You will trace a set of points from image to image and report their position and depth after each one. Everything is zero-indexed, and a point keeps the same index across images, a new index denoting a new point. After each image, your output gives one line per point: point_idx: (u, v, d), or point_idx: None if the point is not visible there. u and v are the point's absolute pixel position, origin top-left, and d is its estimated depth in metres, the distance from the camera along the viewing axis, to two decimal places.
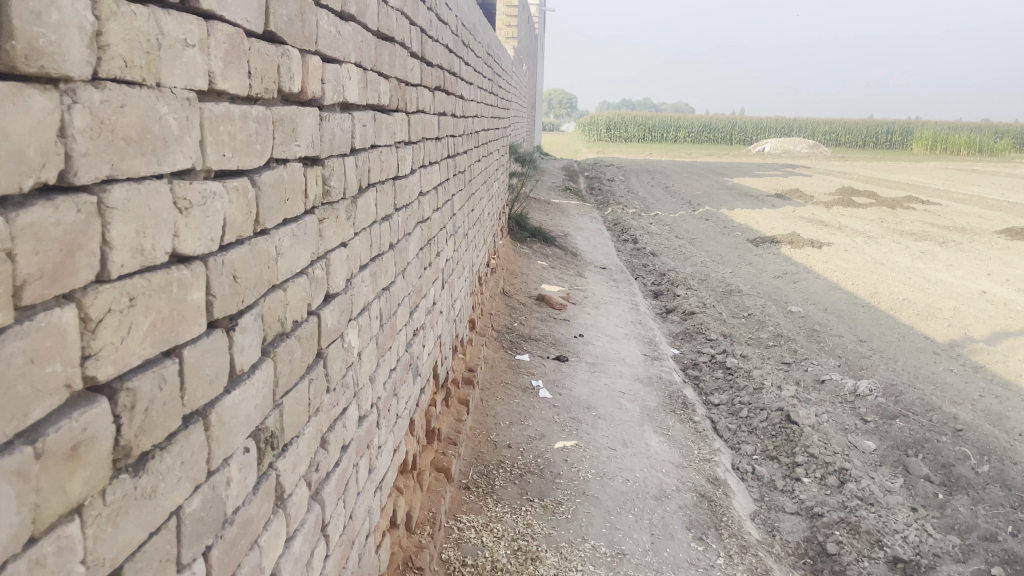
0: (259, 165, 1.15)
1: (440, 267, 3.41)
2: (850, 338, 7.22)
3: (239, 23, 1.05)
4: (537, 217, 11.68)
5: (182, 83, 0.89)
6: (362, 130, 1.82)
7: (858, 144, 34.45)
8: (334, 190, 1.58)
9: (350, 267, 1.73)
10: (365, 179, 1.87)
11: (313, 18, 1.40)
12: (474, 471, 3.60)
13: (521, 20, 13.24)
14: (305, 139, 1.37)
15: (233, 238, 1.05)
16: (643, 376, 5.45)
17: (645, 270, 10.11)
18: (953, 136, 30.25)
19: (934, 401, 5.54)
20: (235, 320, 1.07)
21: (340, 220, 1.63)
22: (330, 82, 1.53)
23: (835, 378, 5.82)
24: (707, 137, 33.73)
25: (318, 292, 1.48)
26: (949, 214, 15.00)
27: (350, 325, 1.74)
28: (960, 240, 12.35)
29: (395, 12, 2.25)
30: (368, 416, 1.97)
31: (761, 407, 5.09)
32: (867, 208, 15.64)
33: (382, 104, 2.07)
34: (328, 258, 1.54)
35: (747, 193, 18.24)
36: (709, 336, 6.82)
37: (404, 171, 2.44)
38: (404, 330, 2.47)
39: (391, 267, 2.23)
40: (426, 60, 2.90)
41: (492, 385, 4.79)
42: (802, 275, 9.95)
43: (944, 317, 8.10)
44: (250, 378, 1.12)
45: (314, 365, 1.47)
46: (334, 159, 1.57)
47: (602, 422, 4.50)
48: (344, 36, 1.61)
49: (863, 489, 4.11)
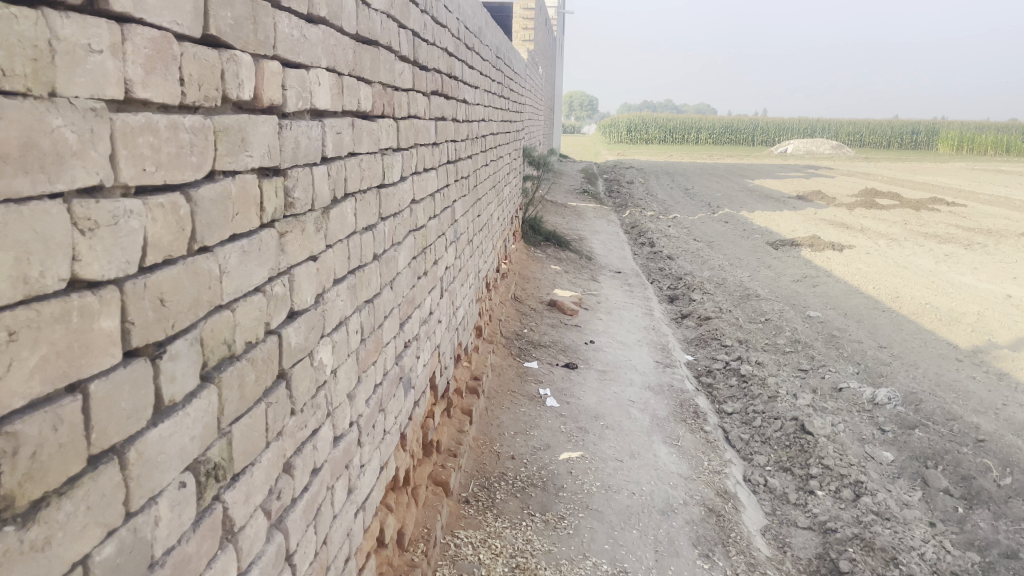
0: (196, 179, 1.07)
1: (439, 275, 3.33)
2: (870, 345, 7.04)
3: (167, 26, 0.97)
4: (553, 221, 11.58)
5: (86, 92, 0.82)
6: (336, 137, 1.74)
7: (882, 144, 33.95)
8: (299, 202, 1.50)
9: (322, 282, 1.65)
10: (340, 189, 1.79)
11: (270, 20, 1.32)
12: (474, 484, 3.52)
13: (537, 22, 13.14)
14: (259, 148, 1.29)
15: (160, 258, 0.97)
16: (654, 384, 5.33)
17: (661, 273, 9.98)
18: (979, 136, 29.72)
19: (956, 411, 5.37)
20: (163, 346, 0.99)
21: (308, 233, 1.55)
22: (292, 87, 1.45)
23: (853, 386, 5.67)
24: (728, 139, 33.41)
25: (278, 309, 1.40)
26: (975, 215, 14.69)
27: (322, 342, 1.66)
28: (986, 243, 12.07)
29: (380, 14, 2.17)
30: (347, 435, 1.89)
31: (775, 417, 4.96)
32: (890, 210, 15.36)
33: (363, 110, 1.99)
34: (292, 274, 1.46)
35: (768, 195, 17.99)
36: (724, 342, 6.69)
37: (392, 178, 2.36)
38: (392, 343, 2.39)
39: (375, 279, 2.14)
40: (420, 63, 2.82)
41: (498, 393, 4.70)
42: (822, 278, 9.76)
43: (968, 322, 7.90)
44: (185, 408, 1.05)
45: (274, 387, 1.40)
46: (299, 169, 1.49)
47: (610, 432, 4.40)
48: (310, 40, 1.54)
49: (878, 503, 3.97)
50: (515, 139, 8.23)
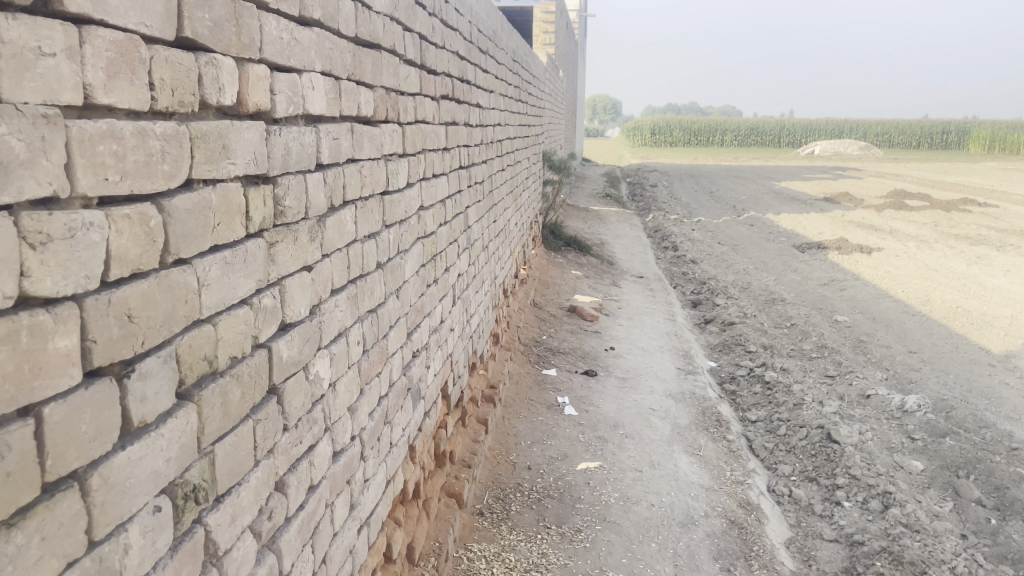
0: (170, 188, 1.02)
1: (451, 282, 3.28)
2: (898, 350, 6.88)
3: (133, 28, 0.92)
4: (575, 226, 11.51)
5: (38, 97, 0.77)
6: (332, 143, 1.69)
7: (911, 145, 33.43)
8: (290, 210, 1.45)
9: (318, 292, 1.60)
10: (338, 197, 1.74)
11: (254, 22, 1.27)
12: (489, 495, 3.46)
13: (558, 27, 13.11)
14: (244, 155, 1.24)
15: (128, 271, 0.92)
16: (676, 392, 5.23)
17: (684, 278, 9.86)
18: (1011, 136, 29.15)
19: (988, 418, 5.21)
20: (132, 365, 0.94)
21: (301, 242, 1.50)
22: (282, 91, 1.40)
23: (881, 393, 5.53)
24: (753, 141, 33.10)
25: (268, 322, 1.35)
26: (1007, 216, 14.38)
27: (318, 355, 1.61)
28: (1018, 244, 11.80)
29: (383, 18, 2.12)
30: (348, 450, 1.83)
31: (800, 425, 4.84)
32: (919, 212, 15.09)
33: (363, 115, 1.94)
34: (283, 285, 1.41)
35: (794, 198, 17.76)
36: (748, 348, 6.57)
37: (398, 184, 2.31)
38: (399, 353, 2.33)
39: (379, 287, 2.09)
40: (428, 68, 2.78)
41: (515, 401, 4.63)
42: (849, 282, 9.58)
43: (1001, 326, 7.70)
44: (158, 429, 1.00)
45: (263, 403, 1.34)
46: (290, 177, 1.44)
47: (629, 441, 4.31)
48: (302, 44, 1.49)
49: (908, 515, 3.84)
50: (535, 143, 8.19)
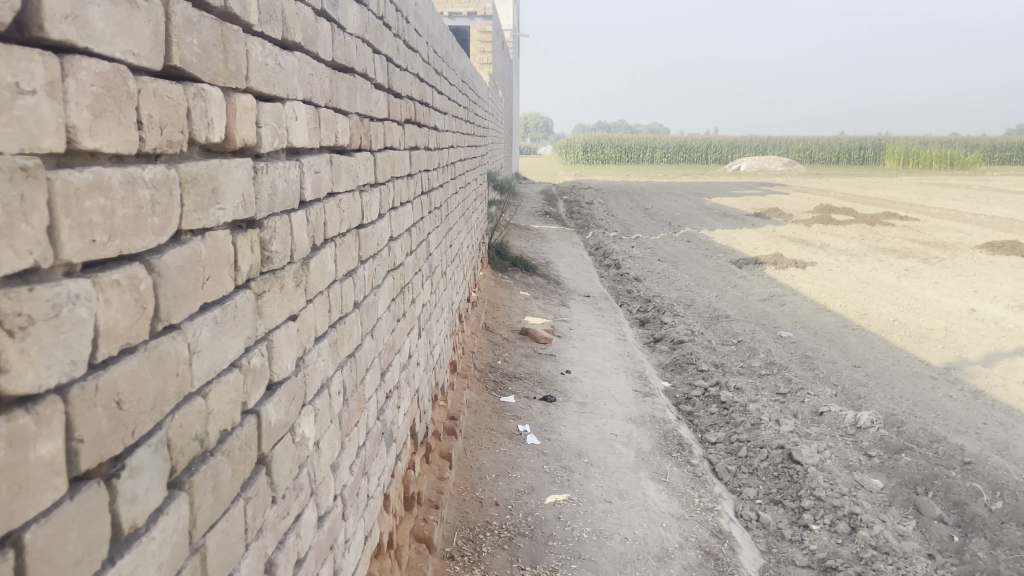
0: (159, 243, 0.86)
1: (416, 314, 3.14)
2: (843, 364, 6.99)
3: (120, 58, 0.77)
4: (518, 245, 11.43)
5: (15, 145, 0.62)
6: (314, 177, 1.54)
7: (832, 161, 34.65)
8: (276, 255, 1.29)
9: (302, 343, 1.44)
10: (320, 235, 1.59)
11: (241, 47, 1.13)
12: (458, 536, 3.30)
13: (496, 46, 13.11)
14: (232, 199, 1.09)
15: (118, 348, 0.76)
16: (635, 415, 5.16)
17: (630, 295, 9.88)
18: (924, 151, 30.47)
19: (938, 431, 5.27)
20: (121, 461, 0.78)
21: (287, 289, 1.34)
22: (268, 123, 1.26)
23: (834, 410, 5.56)
24: (684, 158, 33.78)
25: (256, 384, 1.19)
26: (930, 229, 14.91)
27: (304, 414, 1.45)
28: (942, 256, 12.23)
29: (355, 40, 1.99)
30: (331, 512, 1.67)
31: (760, 446, 4.83)
32: (846, 226, 15.55)
33: (340, 144, 1.80)
34: (270, 340, 1.26)
35: (727, 213, 18.09)
36: (700, 367, 6.57)
37: (370, 216, 2.16)
38: (375, 397, 2.18)
39: (356, 328, 1.94)
40: (394, 91, 2.64)
41: (476, 432, 4.49)
42: (789, 297, 9.74)
43: (937, 338, 7.90)
44: (151, 531, 0.83)
45: (253, 477, 1.18)
46: (276, 218, 1.29)
47: (595, 470, 4.21)
48: (286, 70, 1.35)
49: (875, 536, 3.85)
50: (481, 164, 8.09)
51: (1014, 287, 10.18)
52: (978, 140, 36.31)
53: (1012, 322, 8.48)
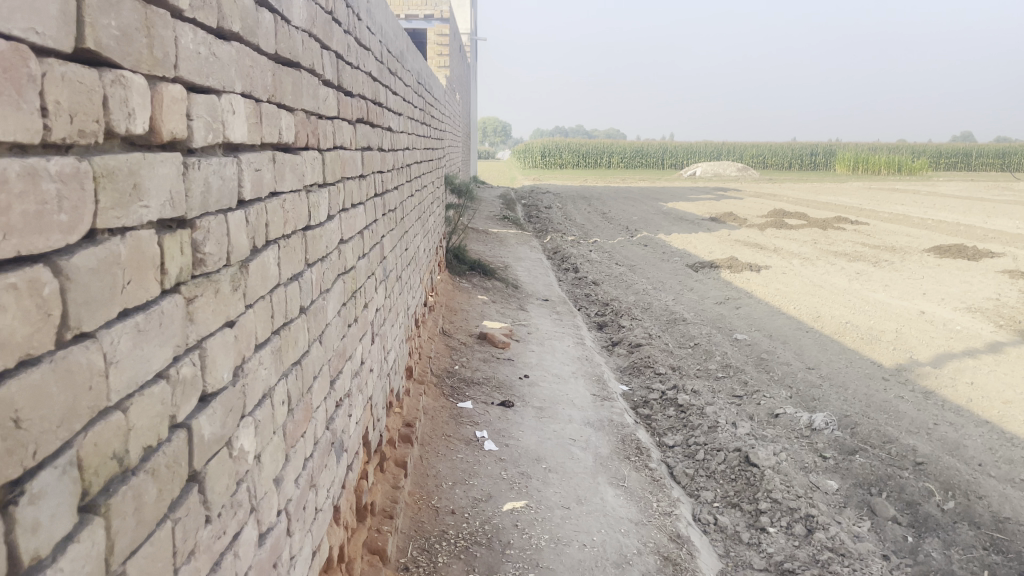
0: (68, 242, 0.79)
1: (369, 319, 3.06)
2: (798, 366, 7.06)
3: (18, 36, 0.69)
4: (476, 250, 11.36)
5: None
6: (255, 175, 1.46)
7: (784, 167, 35.30)
8: (210, 258, 1.21)
9: (241, 350, 1.36)
10: (261, 237, 1.50)
11: (168, 32, 1.05)
12: (413, 546, 3.22)
13: (453, 49, 13.04)
14: (157, 196, 1.01)
15: (14, 360, 0.69)
16: (594, 419, 5.13)
17: (588, 299, 9.88)
18: (872, 157, 31.21)
19: (890, 432, 5.34)
20: (20, 487, 0.70)
21: (223, 294, 1.26)
22: (200, 116, 1.18)
23: (789, 412, 5.59)
24: (640, 163, 34.08)
25: (187, 397, 1.11)
26: (878, 233, 15.23)
27: (243, 427, 1.37)
28: (891, 260, 12.48)
29: (301, 33, 1.90)
30: (274, 529, 1.59)
31: (717, 448, 4.84)
32: (799, 230, 15.81)
33: (284, 142, 1.72)
34: (203, 348, 1.18)
35: (683, 218, 18.26)
36: (657, 370, 6.57)
37: (318, 218, 2.08)
38: (323, 407, 2.09)
39: (303, 335, 1.86)
40: (345, 89, 2.56)
41: (432, 439, 4.41)
42: (744, 300, 9.82)
43: (888, 340, 8.04)
44: (57, 560, 0.76)
45: (183, 496, 1.11)
46: (209, 219, 1.21)
47: (554, 476, 4.17)
48: (222, 61, 1.27)
49: (830, 539, 3.88)
50: (438, 168, 8.02)
51: (960, 289, 10.42)
52: (923, 147, 37.29)
53: (959, 323, 8.67)
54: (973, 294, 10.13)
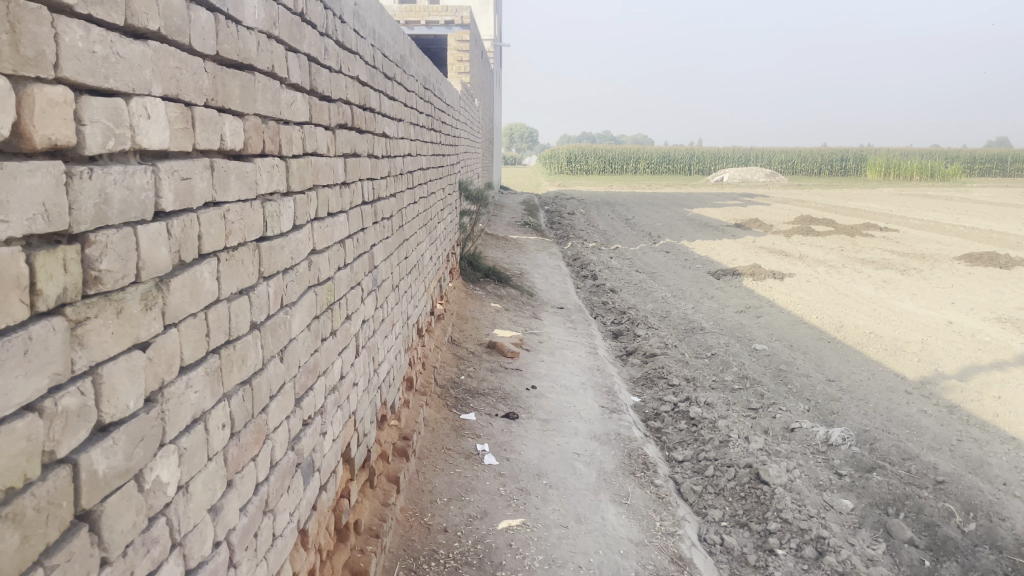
0: None
1: (354, 331, 2.95)
2: (818, 378, 6.85)
3: None
4: (493, 256, 11.24)
5: None
6: (182, 184, 1.36)
7: (813, 172, 34.80)
8: (110, 275, 1.10)
9: (159, 374, 1.26)
10: (192, 250, 1.40)
11: (46, 29, 0.96)
12: (398, 567, 3.11)
13: (474, 55, 12.93)
14: (22, 209, 0.91)
15: None
16: (600, 433, 4.98)
17: (605, 307, 9.72)
18: (904, 163, 30.65)
19: (911, 449, 5.13)
20: None
21: (131, 314, 1.16)
22: (97, 120, 1.08)
23: (805, 426, 5.40)
24: (665, 169, 33.78)
25: (72, 430, 1.01)
26: (907, 240, 14.89)
27: (161, 457, 1.27)
28: (920, 268, 12.15)
29: (255, 34, 1.80)
30: (209, 563, 1.48)
31: (727, 464, 4.67)
32: (825, 237, 15.50)
33: (229, 148, 1.62)
34: (97, 374, 1.07)
35: (707, 224, 17.99)
36: (671, 382, 6.40)
37: (280, 228, 1.98)
38: (284, 427, 1.99)
39: (255, 353, 1.75)
40: (320, 93, 2.46)
41: (430, 453, 4.29)
42: (765, 309, 9.61)
43: (913, 351, 7.79)
44: None
45: (63, 539, 1.00)
46: (109, 232, 1.10)
47: (554, 493, 4.03)
48: (130, 60, 1.17)
49: (842, 563, 3.71)
50: (450, 174, 7.93)
51: (990, 299, 10.12)
52: (955, 153, 36.62)
53: (988, 334, 8.40)
54: (1004, 304, 9.82)
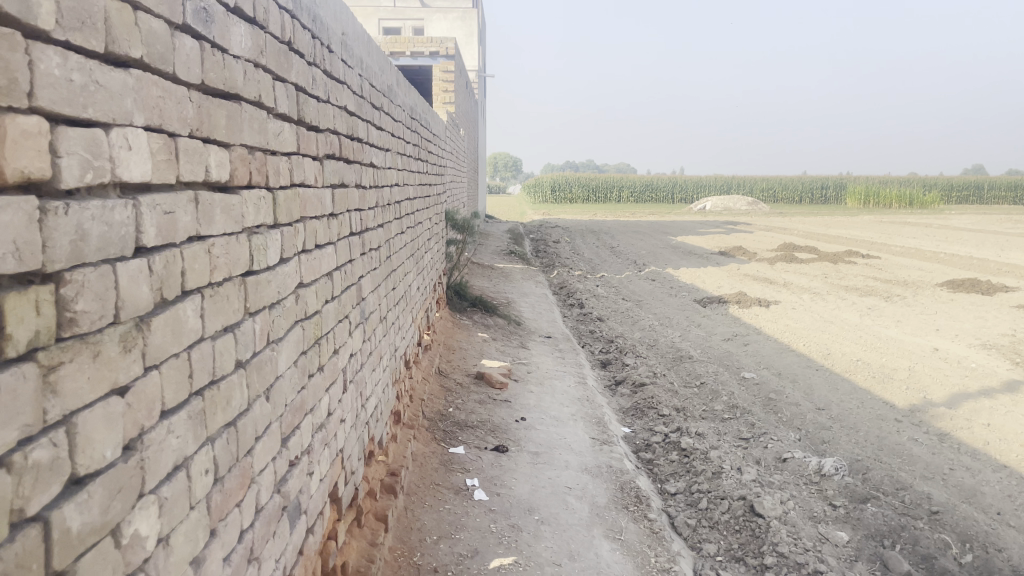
0: None
1: (341, 366, 2.88)
2: (807, 406, 6.80)
3: None
4: (479, 285, 11.18)
5: None
6: (165, 219, 1.29)
7: (794, 200, 35.14)
8: (86, 316, 1.03)
9: (137, 419, 1.18)
10: (174, 287, 1.33)
11: (18, 55, 0.90)
12: None
13: (459, 85, 12.98)
14: None
15: None
16: (591, 466, 4.89)
17: (592, 336, 9.66)
18: (883, 191, 31.02)
19: (904, 478, 5.08)
20: None
21: (109, 356, 1.09)
22: (75, 152, 1.02)
23: (797, 456, 5.34)
24: (648, 197, 34.01)
25: (43, 485, 0.94)
26: (890, 267, 14.98)
27: (138, 510, 1.18)
28: (904, 294, 12.21)
29: (242, 62, 1.76)
30: None
31: (721, 497, 4.61)
32: (809, 264, 15.57)
33: (214, 180, 1.55)
34: (72, 424, 0.99)
35: (692, 252, 18.04)
36: (661, 412, 6.34)
37: (267, 262, 1.91)
38: (269, 469, 1.90)
39: (240, 393, 1.68)
40: (308, 123, 2.42)
41: (419, 488, 4.19)
42: (753, 336, 9.59)
43: (901, 378, 7.77)
44: None
45: None
46: (86, 271, 1.03)
47: (546, 529, 3.94)
48: (110, 89, 1.11)
49: None
50: (437, 204, 7.89)
51: (974, 325, 10.16)
52: (934, 180, 37.09)
53: (974, 361, 8.40)
54: (988, 330, 9.84)
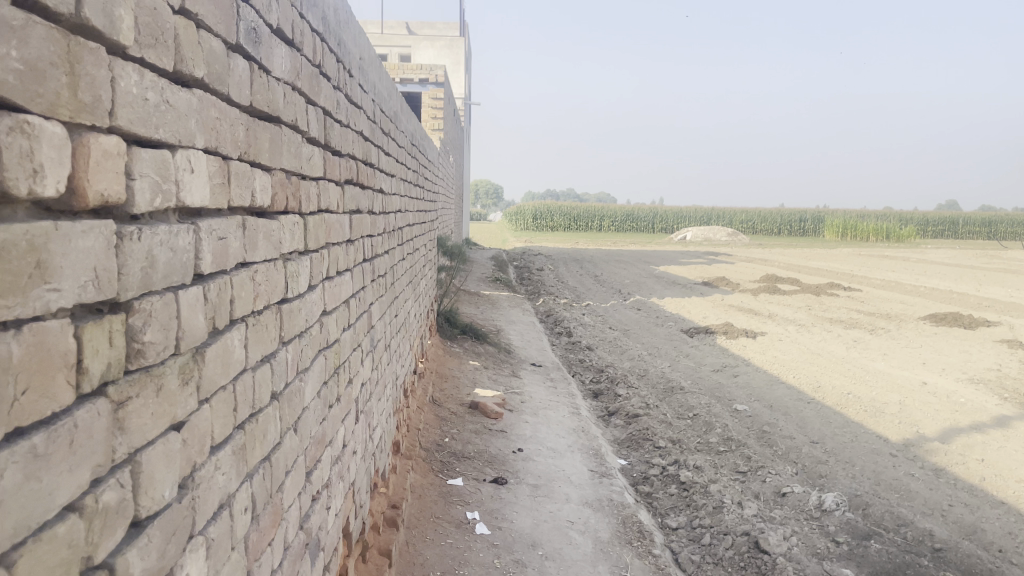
0: None
1: (353, 396, 2.80)
2: (802, 440, 6.77)
3: None
4: (467, 312, 11.09)
5: None
6: (218, 245, 1.23)
7: (774, 232, 35.47)
8: (152, 348, 0.97)
9: (191, 458, 1.11)
10: (223, 315, 1.27)
11: (103, 71, 0.85)
12: None
13: (448, 112, 12.97)
14: (74, 275, 0.79)
15: None
16: (592, 499, 4.81)
17: (582, 365, 9.60)
18: (862, 224, 31.38)
19: (904, 514, 5.05)
20: None
21: (169, 389, 1.03)
22: (146, 175, 0.96)
23: (797, 490, 5.29)
24: (630, 227, 34.14)
25: (111, 529, 0.87)
26: (872, 300, 15.07)
27: (189, 552, 1.12)
28: (888, 328, 12.26)
29: (282, 85, 1.71)
30: None
31: (724, 532, 4.55)
32: (792, 296, 15.64)
33: (257, 205, 1.50)
34: (136, 463, 0.93)
35: (675, 282, 18.04)
36: (657, 444, 6.27)
37: (298, 289, 1.85)
38: (296, 504, 1.83)
39: (274, 427, 1.61)
40: (333, 148, 2.37)
41: (420, 522, 4.10)
42: (743, 368, 9.56)
43: (892, 412, 7.77)
44: None
45: None
46: (153, 299, 0.98)
47: (551, 564, 3.86)
48: (177, 109, 1.06)
49: None
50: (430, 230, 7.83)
51: (960, 359, 10.21)
52: (911, 215, 37.59)
53: (963, 396, 8.43)
54: (974, 364, 9.90)
